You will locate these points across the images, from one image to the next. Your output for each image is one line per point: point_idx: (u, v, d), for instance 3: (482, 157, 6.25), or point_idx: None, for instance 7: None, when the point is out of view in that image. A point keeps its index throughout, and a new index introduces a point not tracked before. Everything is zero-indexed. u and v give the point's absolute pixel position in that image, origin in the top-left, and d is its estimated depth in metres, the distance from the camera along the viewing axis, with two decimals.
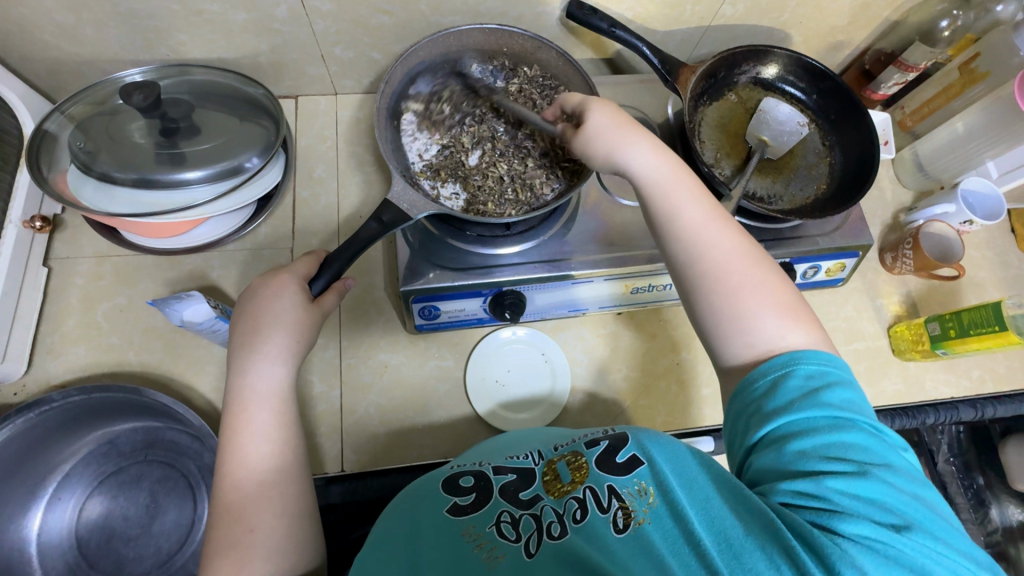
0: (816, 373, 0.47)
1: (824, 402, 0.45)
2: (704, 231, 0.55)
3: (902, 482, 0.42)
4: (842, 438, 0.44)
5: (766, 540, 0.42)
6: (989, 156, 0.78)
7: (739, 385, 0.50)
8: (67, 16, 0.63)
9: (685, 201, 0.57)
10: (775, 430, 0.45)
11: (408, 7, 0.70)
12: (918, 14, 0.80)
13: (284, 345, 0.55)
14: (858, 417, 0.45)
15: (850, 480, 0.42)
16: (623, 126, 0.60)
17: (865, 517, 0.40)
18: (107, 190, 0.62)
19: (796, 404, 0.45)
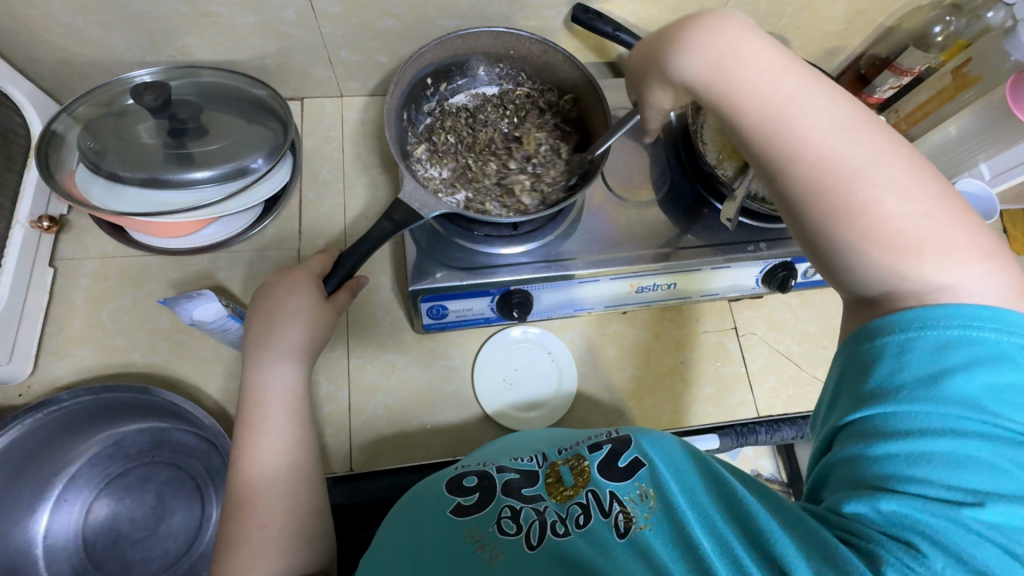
0: (942, 355, 0.39)
1: (949, 398, 0.38)
2: (856, 160, 0.45)
3: (1010, 521, 0.36)
4: (951, 448, 0.37)
5: (763, 548, 0.42)
6: (982, 159, 0.81)
7: (857, 346, 0.44)
8: (77, 17, 0.64)
9: (819, 118, 0.47)
10: (875, 415, 0.40)
11: (415, 10, 0.70)
12: (912, 20, 0.82)
13: (294, 343, 0.55)
14: (983, 424, 0.38)
15: (937, 503, 0.36)
16: (704, 44, 0.51)
17: (936, 539, 0.36)
18: (116, 190, 0.62)
19: (910, 393, 0.39)
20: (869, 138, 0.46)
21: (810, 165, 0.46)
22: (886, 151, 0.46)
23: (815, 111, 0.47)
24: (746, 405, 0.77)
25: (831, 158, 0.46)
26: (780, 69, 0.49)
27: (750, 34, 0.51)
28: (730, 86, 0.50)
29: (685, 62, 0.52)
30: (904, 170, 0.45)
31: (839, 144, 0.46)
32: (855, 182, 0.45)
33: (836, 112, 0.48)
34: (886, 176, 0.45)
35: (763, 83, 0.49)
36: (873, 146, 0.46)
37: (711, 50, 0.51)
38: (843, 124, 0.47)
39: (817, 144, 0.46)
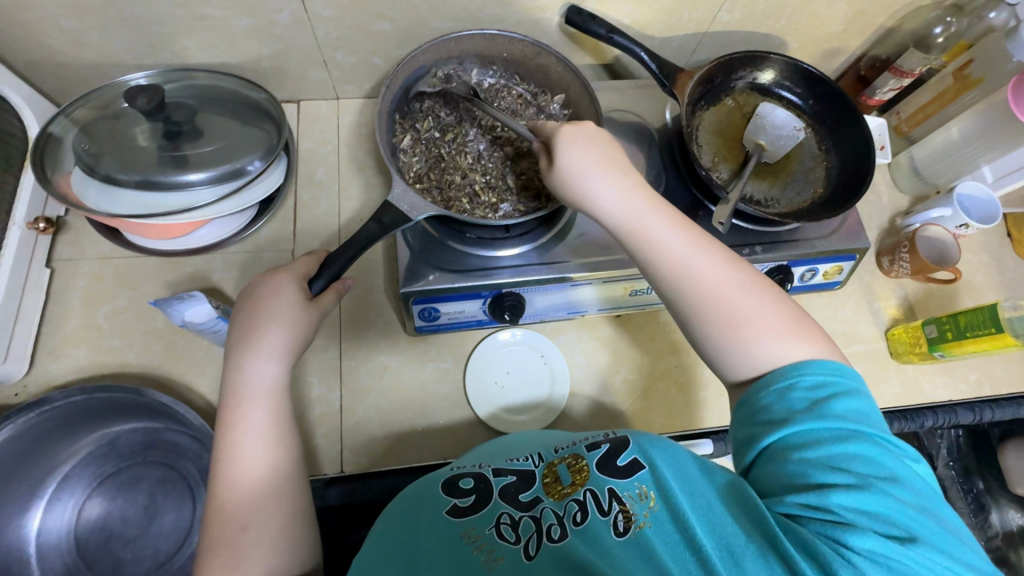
0: (819, 384, 0.47)
1: (831, 416, 0.45)
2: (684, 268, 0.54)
3: (905, 496, 0.42)
4: (845, 449, 0.44)
5: (766, 541, 0.42)
6: (984, 161, 0.79)
7: (746, 393, 0.50)
8: (74, 21, 0.64)
9: (663, 229, 0.56)
10: (780, 440, 0.46)
11: (409, 13, 0.70)
12: (913, 20, 0.81)
13: (279, 344, 0.55)
14: (862, 429, 0.45)
15: (852, 492, 0.42)
16: (609, 164, 0.57)
17: (872, 531, 0.40)
18: (111, 192, 0.63)
19: (803, 414, 0.46)
20: (718, 255, 0.55)
21: (682, 282, 0.54)
22: (725, 272, 0.54)
23: (665, 229, 0.56)
24: None
25: (696, 273, 0.54)
26: (644, 209, 0.57)
27: (608, 176, 0.57)
28: (597, 201, 0.57)
29: (570, 160, 0.57)
30: (744, 281, 0.54)
31: (696, 261, 0.54)
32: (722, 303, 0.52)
33: (683, 232, 0.56)
34: (733, 291, 0.53)
35: (619, 206, 0.57)
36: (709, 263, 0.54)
37: (579, 195, 0.58)
38: (686, 237, 0.56)
39: (676, 259, 0.55)
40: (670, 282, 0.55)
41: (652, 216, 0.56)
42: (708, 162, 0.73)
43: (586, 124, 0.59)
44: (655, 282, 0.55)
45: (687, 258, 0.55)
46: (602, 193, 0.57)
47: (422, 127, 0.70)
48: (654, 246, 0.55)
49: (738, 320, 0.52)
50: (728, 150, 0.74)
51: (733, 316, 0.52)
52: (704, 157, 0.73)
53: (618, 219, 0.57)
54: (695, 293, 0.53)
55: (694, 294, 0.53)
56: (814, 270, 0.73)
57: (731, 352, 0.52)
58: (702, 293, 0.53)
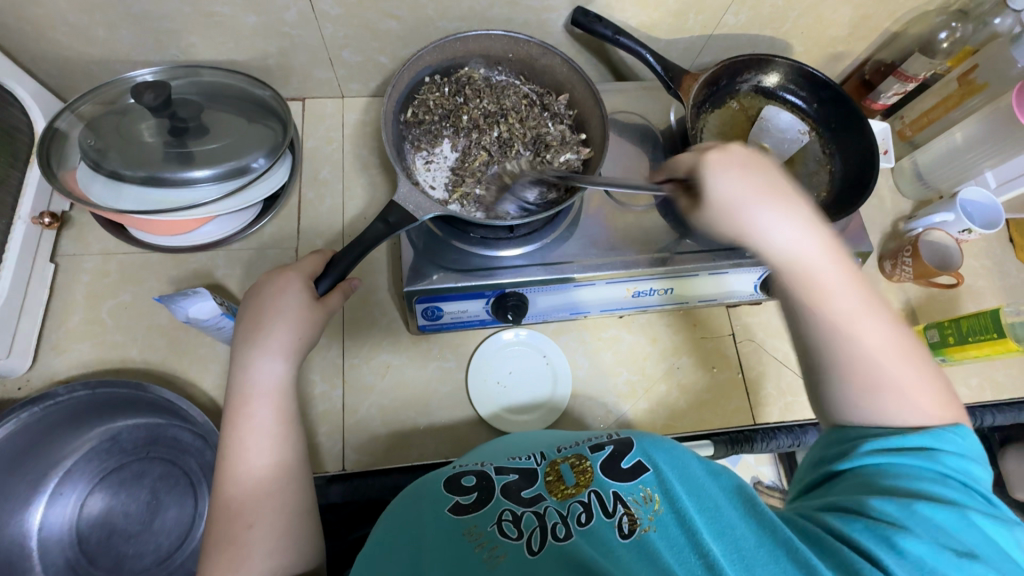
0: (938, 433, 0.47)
1: (937, 456, 0.46)
2: (852, 321, 0.52)
3: (987, 531, 0.42)
4: (931, 479, 0.44)
5: (782, 547, 0.43)
6: (988, 166, 0.79)
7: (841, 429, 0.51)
8: (82, 16, 0.64)
9: (836, 281, 0.54)
10: (867, 464, 0.47)
11: (416, 12, 0.71)
12: (917, 25, 0.81)
13: (285, 341, 0.55)
14: (964, 476, 0.45)
15: (938, 506, 0.42)
16: (767, 192, 0.55)
17: (935, 543, 0.41)
18: (116, 187, 0.63)
19: (896, 449, 0.47)
20: (885, 314, 0.53)
21: (838, 330, 0.53)
22: (894, 334, 0.52)
23: (841, 276, 0.54)
24: (743, 413, 0.76)
25: (858, 331, 0.52)
26: (817, 252, 0.54)
27: (775, 207, 0.55)
28: (773, 238, 0.55)
29: (727, 190, 0.55)
30: (909, 349, 0.52)
31: (862, 309, 0.53)
32: (893, 372, 0.51)
33: (858, 289, 0.54)
34: (894, 358, 0.51)
35: (793, 244, 0.54)
36: (879, 325, 0.52)
37: (745, 225, 0.55)
38: (852, 277, 0.54)
39: (846, 313, 0.53)
40: (821, 331, 0.53)
41: (834, 263, 0.54)
42: None
43: (737, 149, 0.57)
44: (805, 322, 0.54)
45: (855, 316, 0.53)
46: (777, 234, 0.54)
47: (432, 135, 0.70)
48: (820, 293, 0.53)
49: (885, 385, 0.50)
50: None
51: (898, 386, 0.50)
52: None
53: (789, 260, 0.54)
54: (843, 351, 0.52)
55: (843, 343, 0.52)
56: None
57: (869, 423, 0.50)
58: (858, 359, 0.52)
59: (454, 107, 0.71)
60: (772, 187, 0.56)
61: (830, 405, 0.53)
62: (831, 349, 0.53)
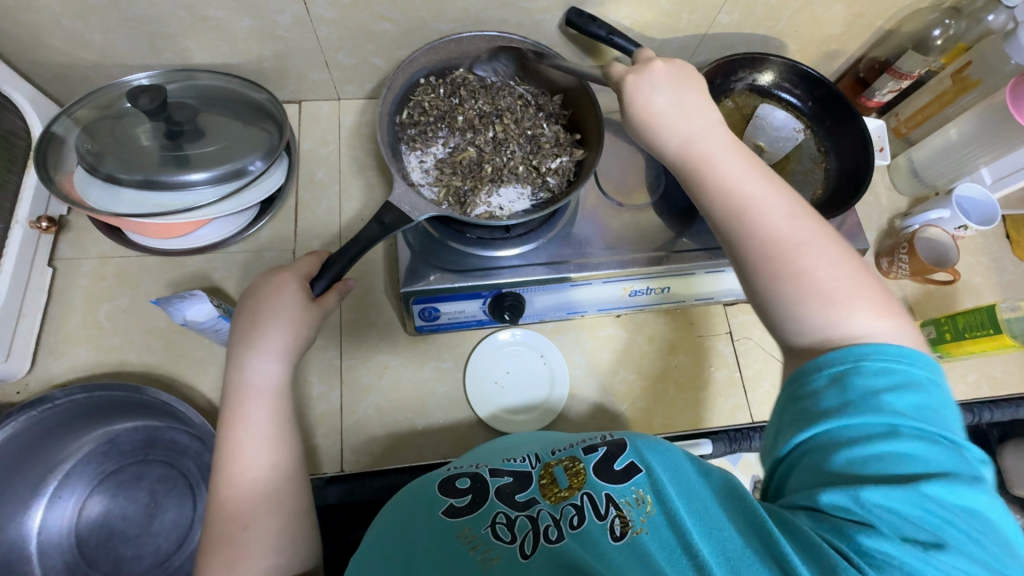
0: (887, 372, 0.43)
1: (887, 406, 0.41)
2: (757, 205, 0.52)
3: (948, 498, 0.39)
4: (892, 444, 0.41)
5: (763, 545, 0.42)
6: (983, 163, 0.79)
7: (798, 372, 0.46)
8: (77, 21, 0.65)
9: (732, 165, 0.54)
10: (823, 431, 0.42)
11: (410, 14, 0.71)
12: (911, 23, 0.81)
13: (281, 342, 0.56)
14: (922, 426, 0.41)
15: (890, 493, 0.39)
16: (691, 91, 0.58)
17: (898, 539, 0.38)
18: (113, 191, 0.63)
19: (852, 408, 0.42)
20: (787, 195, 0.52)
21: (748, 219, 0.51)
22: (799, 213, 0.52)
23: (743, 171, 0.54)
24: (740, 411, 0.76)
25: (760, 213, 0.51)
26: (721, 146, 0.55)
27: (679, 100, 0.57)
28: (671, 134, 0.56)
29: (656, 95, 0.57)
30: (819, 236, 0.51)
31: (766, 196, 0.52)
32: (797, 244, 0.50)
33: (756, 174, 0.54)
34: (805, 236, 0.50)
35: (696, 132, 0.56)
36: (783, 205, 0.52)
37: (653, 121, 0.57)
38: (746, 161, 0.54)
39: (746, 196, 0.52)
40: (729, 223, 0.52)
41: (739, 158, 0.54)
42: None
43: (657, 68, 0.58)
44: (715, 221, 0.53)
45: (759, 201, 0.52)
46: (674, 123, 0.56)
47: (427, 134, 0.70)
48: (718, 180, 0.54)
49: (803, 272, 0.49)
50: None
51: (790, 238, 0.50)
52: None
53: (684, 147, 0.56)
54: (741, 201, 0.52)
55: (752, 229, 0.51)
56: None
57: (800, 305, 0.48)
58: (745, 195, 0.52)
59: (448, 106, 0.71)
60: (688, 91, 0.57)
61: (762, 308, 0.51)
62: (746, 238, 0.51)
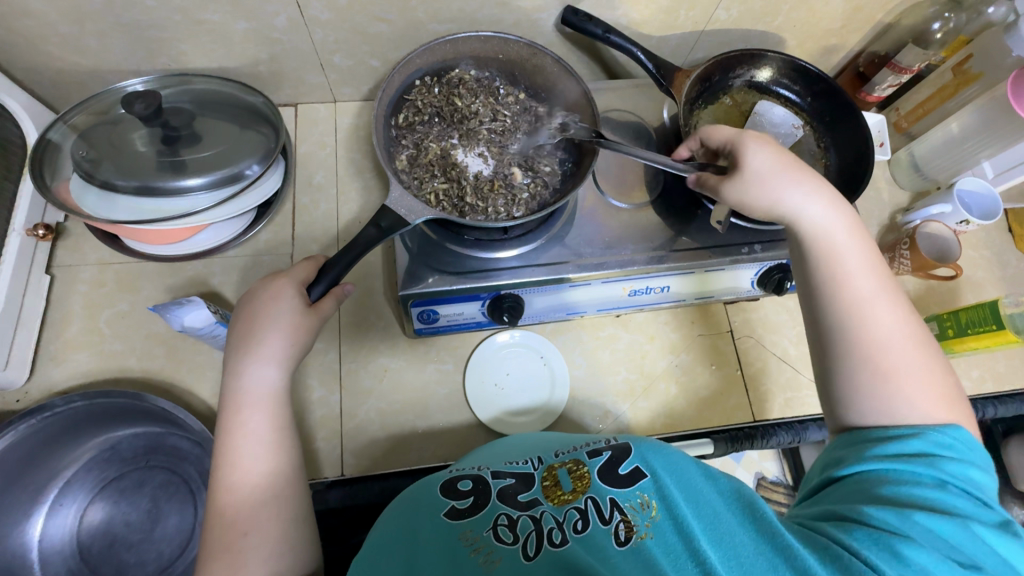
0: (941, 441, 0.47)
1: (940, 464, 0.46)
2: (872, 296, 0.55)
3: (988, 538, 0.43)
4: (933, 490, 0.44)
5: (779, 553, 0.44)
6: (984, 156, 0.78)
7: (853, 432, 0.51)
8: (72, 27, 0.65)
9: (858, 260, 0.57)
10: (872, 469, 0.47)
11: (405, 15, 0.71)
12: (911, 16, 0.80)
13: (279, 348, 0.56)
14: (967, 482, 0.45)
15: (935, 518, 0.43)
16: (794, 172, 0.59)
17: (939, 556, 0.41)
18: (110, 198, 0.63)
19: (906, 457, 0.47)
20: (900, 301, 0.55)
21: (854, 311, 0.54)
22: (906, 320, 0.55)
23: (859, 267, 0.56)
24: (743, 409, 0.76)
25: (874, 312, 0.54)
26: (844, 235, 0.58)
27: (803, 183, 0.59)
28: (801, 210, 0.58)
29: (760, 162, 0.59)
30: (928, 348, 0.54)
31: (874, 305, 0.54)
32: (897, 349, 0.52)
33: (877, 269, 0.56)
34: (904, 346, 0.53)
35: (826, 217, 0.58)
36: (895, 314, 0.54)
37: (773, 199, 0.59)
38: (863, 257, 0.57)
39: (863, 290, 0.55)
40: (837, 305, 0.55)
41: (862, 254, 0.57)
42: None
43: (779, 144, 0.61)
44: (821, 297, 0.56)
45: (872, 300, 0.55)
46: (809, 207, 0.58)
47: (421, 136, 0.69)
48: (837, 265, 0.56)
49: (895, 362, 0.52)
50: None
51: (892, 343, 0.53)
52: None
53: (817, 230, 0.58)
54: (853, 296, 0.55)
55: (861, 317, 0.54)
56: None
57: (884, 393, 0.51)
58: (852, 286, 0.55)
59: (445, 108, 0.70)
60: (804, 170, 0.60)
61: (830, 382, 0.55)
62: (840, 320, 0.54)
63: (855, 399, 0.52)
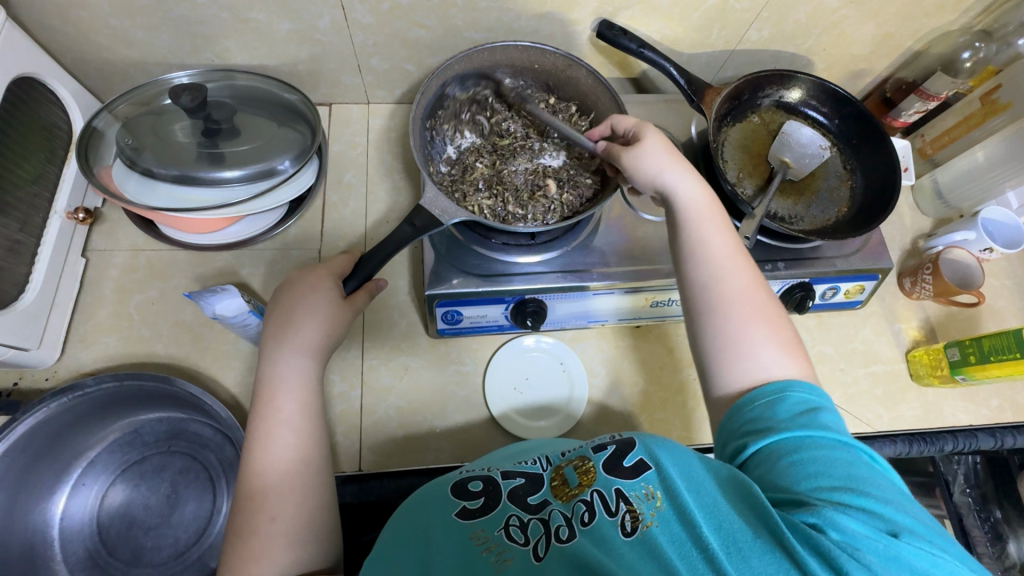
0: (808, 403, 0.50)
1: (821, 424, 0.48)
2: (724, 268, 0.58)
3: (885, 494, 0.44)
4: (826, 449, 0.46)
5: (775, 541, 0.42)
6: (1010, 186, 0.78)
7: (730, 410, 0.53)
8: (123, 20, 0.67)
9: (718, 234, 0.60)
10: (769, 445, 0.48)
11: (445, 22, 0.72)
12: (941, 45, 0.82)
13: (313, 339, 0.58)
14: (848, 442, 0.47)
15: (843, 493, 0.44)
16: (676, 154, 0.62)
17: (864, 523, 0.42)
18: (150, 185, 0.65)
19: (792, 422, 0.48)
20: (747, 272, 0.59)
21: (716, 270, 0.58)
22: (754, 286, 0.58)
23: (719, 234, 0.60)
24: None
25: (725, 274, 0.58)
26: (708, 206, 0.61)
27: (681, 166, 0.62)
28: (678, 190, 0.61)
29: (652, 141, 0.62)
30: (769, 313, 0.57)
31: (734, 264, 0.59)
32: (741, 308, 0.57)
33: (732, 244, 0.60)
34: (753, 302, 0.57)
35: (691, 195, 0.61)
36: (746, 280, 0.58)
37: (658, 175, 0.62)
38: (727, 234, 0.60)
39: (723, 264, 0.59)
40: (696, 271, 0.59)
41: (726, 239, 0.60)
42: (732, 177, 0.73)
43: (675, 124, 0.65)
44: (683, 264, 0.60)
45: (726, 265, 0.59)
46: (678, 185, 0.61)
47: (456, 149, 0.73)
48: (699, 237, 0.60)
49: (737, 318, 0.56)
50: (753, 166, 0.75)
51: (743, 313, 0.56)
52: (729, 172, 0.73)
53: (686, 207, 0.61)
54: (709, 265, 0.58)
55: (714, 285, 0.58)
56: (836, 288, 0.74)
57: (735, 362, 0.55)
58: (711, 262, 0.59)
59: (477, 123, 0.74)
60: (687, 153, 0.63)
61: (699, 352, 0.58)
62: (703, 282, 0.58)
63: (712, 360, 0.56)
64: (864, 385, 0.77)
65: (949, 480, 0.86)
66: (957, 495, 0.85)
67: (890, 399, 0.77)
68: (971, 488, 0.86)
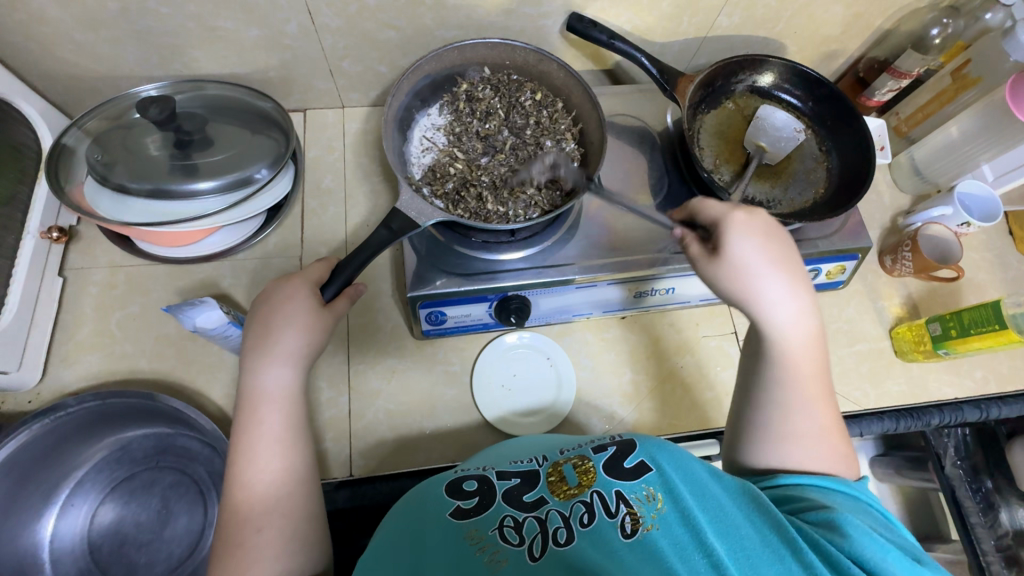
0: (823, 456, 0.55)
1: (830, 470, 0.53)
2: (803, 391, 0.55)
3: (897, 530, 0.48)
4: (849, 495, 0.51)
5: (788, 547, 0.45)
6: (984, 160, 0.79)
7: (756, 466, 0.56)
8: (86, 34, 0.66)
9: (805, 351, 0.55)
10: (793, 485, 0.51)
11: (414, 21, 0.72)
12: (909, 23, 0.82)
13: (294, 346, 0.57)
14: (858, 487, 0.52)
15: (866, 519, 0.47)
16: (782, 263, 0.54)
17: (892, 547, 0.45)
18: (122, 201, 0.64)
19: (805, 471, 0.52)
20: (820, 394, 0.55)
21: (790, 399, 0.55)
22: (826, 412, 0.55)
23: (807, 352, 0.55)
24: None
25: (805, 400, 0.54)
26: (796, 321, 0.54)
27: (783, 276, 0.55)
28: (777, 313, 0.54)
29: (742, 252, 0.54)
30: (829, 433, 0.55)
31: (814, 399, 0.55)
32: (806, 430, 0.54)
33: (818, 361, 0.55)
34: (821, 434, 0.55)
35: (792, 322, 0.54)
36: (819, 397, 0.55)
37: (750, 292, 0.54)
38: (810, 340, 0.55)
39: (799, 381, 0.55)
40: (776, 387, 0.55)
41: (805, 338, 0.55)
42: (709, 165, 0.73)
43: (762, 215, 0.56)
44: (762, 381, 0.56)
45: (807, 387, 0.55)
46: (778, 313, 0.54)
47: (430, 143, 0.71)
48: (784, 353, 0.55)
49: (796, 434, 0.54)
50: (729, 153, 0.75)
51: (800, 431, 0.54)
52: (705, 160, 0.74)
53: (783, 337, 0.55)
54: (785, 382, 0.55)
55: (785, 411, 0.55)
56: (817, 269, 0.75)
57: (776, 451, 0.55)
58: (791, 377, 0.55)
59: (458, 121, 0.72)
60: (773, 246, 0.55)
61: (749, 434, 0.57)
62: (773, 403, 0.55)
63: (756, 436, 0.56)
64: (850, 364, 0.78)
65: (939, 453, 0.87)
66: (948, 468, 0.86)
67: (876, 375, 0.78)
68: (961, 460, 0.87)
